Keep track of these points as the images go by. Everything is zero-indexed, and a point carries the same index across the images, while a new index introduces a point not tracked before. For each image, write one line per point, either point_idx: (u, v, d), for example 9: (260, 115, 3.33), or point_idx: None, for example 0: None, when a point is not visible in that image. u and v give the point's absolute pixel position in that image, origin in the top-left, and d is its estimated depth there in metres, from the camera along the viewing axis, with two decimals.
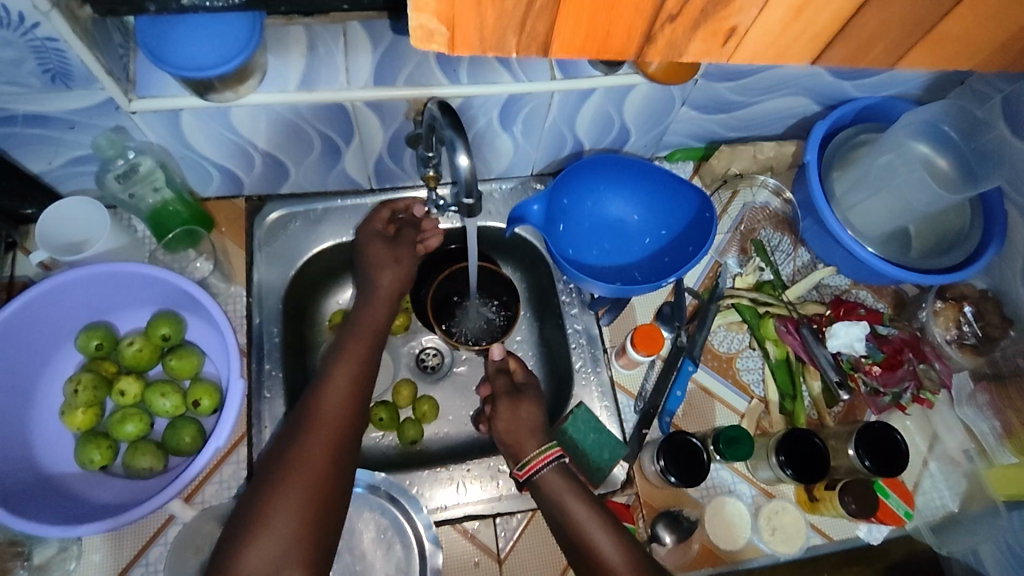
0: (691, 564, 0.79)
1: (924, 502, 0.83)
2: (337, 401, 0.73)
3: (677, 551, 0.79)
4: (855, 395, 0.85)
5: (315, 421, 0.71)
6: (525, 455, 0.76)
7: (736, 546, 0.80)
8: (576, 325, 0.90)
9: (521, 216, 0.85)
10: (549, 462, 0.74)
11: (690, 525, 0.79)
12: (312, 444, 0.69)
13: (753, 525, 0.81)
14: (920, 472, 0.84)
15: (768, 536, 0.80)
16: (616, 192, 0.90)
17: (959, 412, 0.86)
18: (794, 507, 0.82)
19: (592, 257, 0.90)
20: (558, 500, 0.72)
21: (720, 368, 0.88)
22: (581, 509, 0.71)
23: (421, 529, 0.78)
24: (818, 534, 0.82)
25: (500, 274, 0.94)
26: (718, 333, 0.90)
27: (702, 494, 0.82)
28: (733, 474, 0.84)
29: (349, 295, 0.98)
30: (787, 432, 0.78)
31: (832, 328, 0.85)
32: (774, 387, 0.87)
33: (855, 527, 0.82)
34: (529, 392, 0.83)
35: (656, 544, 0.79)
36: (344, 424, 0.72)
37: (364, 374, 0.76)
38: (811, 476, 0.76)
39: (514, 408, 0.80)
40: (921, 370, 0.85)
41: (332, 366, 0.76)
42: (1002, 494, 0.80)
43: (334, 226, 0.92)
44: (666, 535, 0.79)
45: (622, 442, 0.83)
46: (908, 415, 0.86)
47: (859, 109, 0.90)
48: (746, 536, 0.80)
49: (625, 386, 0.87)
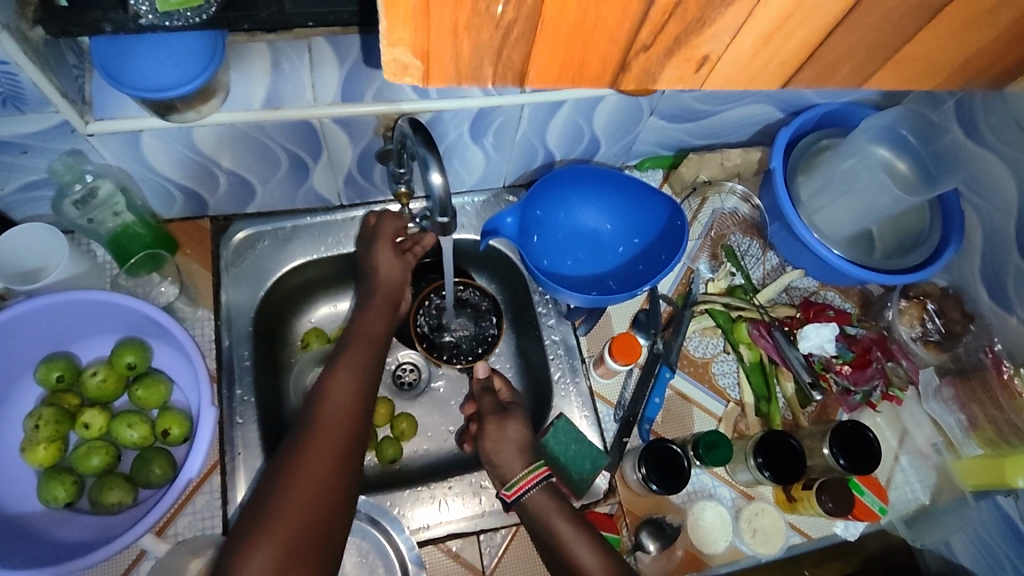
0: (675, 570, 0.80)
1: (896, 496, 0.86)
2: (334, 429, 0.71)
3: (661, 558, 0.79)
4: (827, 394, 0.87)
5: (311, 436, 0.69)
6: (513, 476, 0.75)
7: (717, 551, 0.81)
8: (554, 336, 0.90)
9: (495, 229, 0.85)
10: (537, 482, 0.74)
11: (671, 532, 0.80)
12: (307, 461, 0.67)
13: (734, 527, 0.82)
14: (892, 467, 0.87)
15: (749, 538, 0.81)
16: (589, 202, 0.91)
17: (926, 406, 0.88)
18: (774, 509, 0.83)
19: (567, 268, 0.91)
20: (545, 520, 0.72)
21: (697, 373, 0.89)
22: (566, 527, 0.71)
23: (404, 550, 0.77)
24: (796, 533, 0.84)
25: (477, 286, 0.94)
26: (693, 339, 0.91)
27: (683, 500, 0.83)
28: (713, 478, 0.84)
29: (322, 313, 0.97)
30: (767, 433, 0.79)
31: (803, 330, 0.86)
32: (749, 390, 0.88)
33: (832, 524, 0.84)
34: (515, 412, 0.82)
35: (640, 552, 0.79)
36: (338, 448, 0.70)
37: (359, 399, 0.74)
38: (787, 476, 0.77)
39: (502, 429, 0.79)
40: (889, 368, 0.88)
41: (330, 381, 0.74)
42: (969, 484, 0.81)
43: (304, 244, 0.91)
44: (648, 543, 0.79)
45: (603, 451, 0.83)
46: (878, 412, 0.89)
47: (821, 115, 0.92)
48: (727, 540, 0.81)
49: (604, 395, 0.88)
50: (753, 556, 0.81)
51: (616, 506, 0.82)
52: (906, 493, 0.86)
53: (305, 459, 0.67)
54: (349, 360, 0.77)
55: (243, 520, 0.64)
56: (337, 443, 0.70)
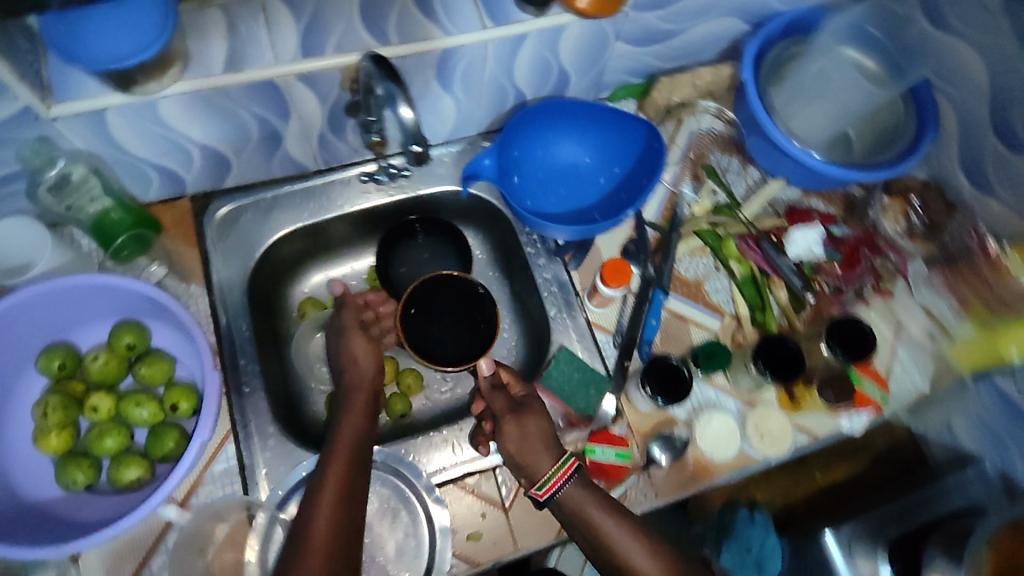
0: (687, 481, 0.80)
1: (898, 387, 0.85)
2: (341, 452, 0.73)
3: (672, 471, 0.80)
4: (819, 297, 0.87)
5: (324, 461, 0.71)
6: (542, 474, 0.74)
7: (725, 457, 0.81)
8: (546, 275, 0.91)
9: (474, 172, 0.86)
10: (569, 476, 0.73)
11: (679, 443, 0.80)
12: (325, 485, 0.69)
13: (741, 434, 0.82)
14: (891, 360, 0.86)
15: (756, 442, 0.81)
16: (565, 135, 0.91)
17: (919, 298, 0.88)
18: (779, 411, 0.83)
19: (550, 204, 0.91)
20: (582, 514, 0.72)
21: (690, 294, 0.89)
22: (625, 544, 0.70)
23: (424, 493, 0.79)
24: (804, 434, 0.83)
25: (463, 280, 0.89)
26: (684, 260, 0.91)
27: (689, 413, 0.83)
28: (717, 390, 0.84)
29: (315, 281, 0.98)
30: (767, 336, 0.80)
31: (790, 236, 0.88)
32: (743, 302, 0.88)
33: (838, 420, 0.83)
34: (529, 407, 0.80)
35: (651, 467, 0.80)
36: (350, 469, 0.71)
37: (361, 427, 0.77)
38: (791, 372, 0.78)
39: (522, 424, 0.77)
40: (879, 264, 0.89)
41: (338, 421, 0.77)
42: (966, 366, 0.82)
43: (286, 212, 0.90)
44: (657, 455, 0.80)
45: (606, 377, 0.84)
46: (872, 308, 0.88)
47: (786, 24, 0.89)
48: (736, 446, 0.81)
49: (601, 324, 0.88)
50: (759, 458, 0.81)
51: (624, 426, 0.82)
52: (907, 381, 0.86)
53: (321, 486, 0.69)
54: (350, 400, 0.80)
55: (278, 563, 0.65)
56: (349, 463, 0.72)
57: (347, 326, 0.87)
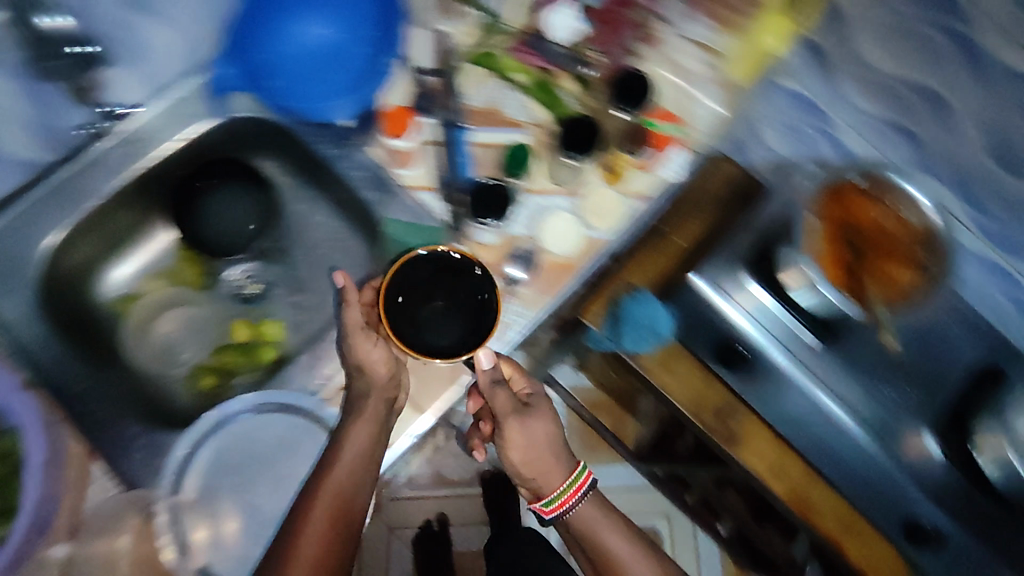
0: (550, 285, 0.82)
1: (697, 120, 0.89)
2: (338, 483, 0.72)
3: (533, 282, 0.81)
4: (599, 68, 0.86)
5: (320, 487, 0.71)
6: (548, 491, 0.81)
7: (573, 247, 0.82)
8: (346, 161, 0.85)
9: (222, 89, 0.81)
10: (582, 496, 0.82)
11: (529, 255, 0.81)
12: (309, 523, 0.71)
13: (581, 221, 0.83)
14: (683, 99, 0.89)
15: (596, 223, 0.83)
16: (302, 15, 0.79)
17: (684, 33, 0.90)
18: (605, 187, 0.84)
19: (321, 96, 0.81)
20: (591, 535, 0.83)
21: (488, 121, 0.86)
22: (614, 538, 0.83)
23: (317, 412, 0.77)
24: (634, 198, 0.85)
25: (459, 279, 0.76)
26: (468, 93, 0.86)
27: (529, 225, 0.82)
28: (548, 196, 0.84)
29: (121, 275, 0.88)
30: (564, 121, 0.82)
31: (549, 24, 0.85)
32: (541, 107, 0.86)
33: (658, 173, 0.86)
34: (534, 408, 0.83)
35: (514, 287, 0.81)
36: (341, 497, 0.72)
37: (374, 434, 0.73)
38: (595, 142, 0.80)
39: (527, 430, 0.80)
40: (638, 16, 0.89)
41: (342, 433, 0.73)
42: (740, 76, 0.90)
43: (44, 219, 0.77)
44: (512, 273, 0.81)
45: (441, 227, 0.83)
46: (651, 61, 0.89)
47: None
48: (581, 233, 0.83)
49: (419, 185, 0.84)
50: (602, 236, 0.84)
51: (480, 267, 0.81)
52: (706, 112, 0.90)
53: (303, 526, 0.71)
54: (361, 403, 0.73)
55: None
56: (337, 509, 0.72)
57: (357, 333, 0.75)
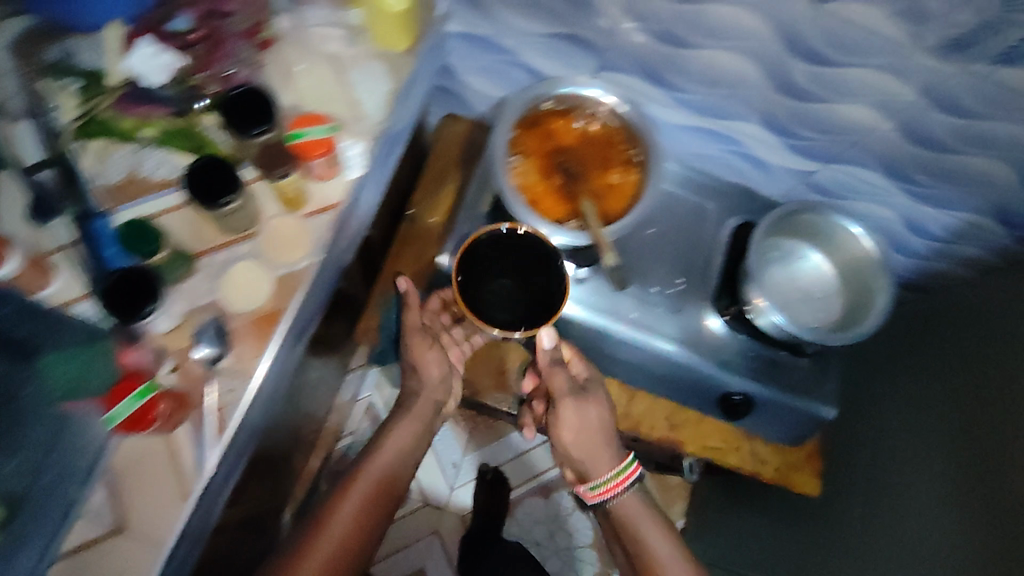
0: (259, 346, 0.72)
1: (368, 105, 0.80)
2: (328, 538, 0.75)
3: (236, 353, 0.72)
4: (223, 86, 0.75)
5: (305, 548, 0.74)
6: (597, 478, 0.83)
7: (266, 296, 0.73)
8: None
9: None
10: (626, 488, 0.83)
11: (216, 323, 0.71)
12: (299, 571, 0.72)
13: (269, 264, 0.74)
14: (339, 90, 0.80)
15: (283, 260, 0.74)
16: None
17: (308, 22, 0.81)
18: (281, 217, 0.75)
19: None
20: (636, 524, 0.81)
21: (133, 192, 0.74)
22: (664, 548, 0.79)
23: None
24: (320, 213, 0.77)
25: (520, 257, 0.79)
26: (99, 171, 0.74)
27: (211, 293, 0.73)
28: (227, 248, 0.75)
29: None
30: (194, 163, 0.68)
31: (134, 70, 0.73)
32: (187, 156, 0.75)
33: (335, 179, 0.78)
34: (591, 392, 0.88)
35: (215, 367, 0.71)
36: (333, 558, 0.74)
37: (372, 488, 0.80)
38: (237, 180, 0.66)
39: (581, 413, 0.86)
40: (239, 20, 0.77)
41: (340, 494, 0.79)
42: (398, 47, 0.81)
43: None
44: (200, 353, 0.70)
45: (108, 332, 0.68)
46: (292, 61, 0.80)
47: None
48: (272, 277, 0.74)
49: (70, 297, 0.70)
50: (293, 271, 0.74)
51: (173, 357, 0.71)
52: (373, 94, 0.81)
53: None
54: (367, 469, 0.82)
55: None
56: (383, 482, 0.81)
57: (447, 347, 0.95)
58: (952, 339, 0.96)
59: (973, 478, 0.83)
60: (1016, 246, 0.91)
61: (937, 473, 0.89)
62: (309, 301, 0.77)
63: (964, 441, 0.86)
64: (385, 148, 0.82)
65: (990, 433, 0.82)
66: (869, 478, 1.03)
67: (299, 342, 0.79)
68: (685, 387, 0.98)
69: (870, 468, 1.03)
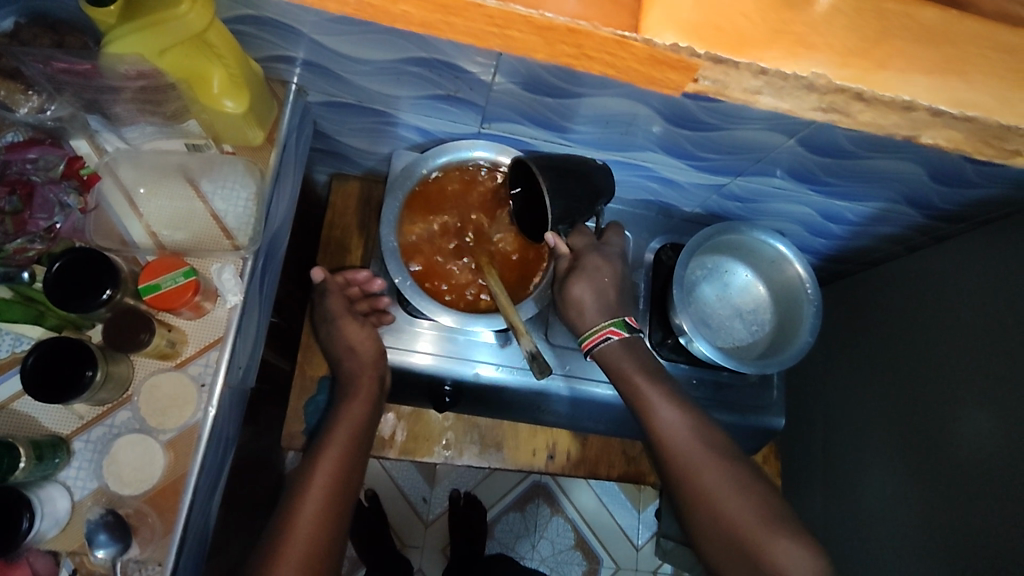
0: (166, 521, 0.63)
1: (233, 219, 0.72)
2: (323, 474, 0.75)
3: (144, 540, 0.62)
4: (48, 240, 0.65)
5: (306, 479, 0.74)
6: (583, 330, 0.80)
7: (161, 465, 0.64)
8: None
9: None
10: (600, 340, 0.79)
11: (108, 515, 0.62)
12: (304, 502, 0.72)
13: (160, 427, 0.65)
14: (193, 207, 0.72)
15: (173, 420, 0.65)
16: None
17: (138, 140, 0.71)
18: (162, 370, 0.67)
19: None
20: (621, 371, 0.78)
21: None
22: (707, 479, 0.73)
23: None
24: (206, 351, 0.68)
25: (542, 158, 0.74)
26: None
27: (98, 475, 0.65)
28: (101, 420, 0.66)
29: None
30: (32, 353, 0.60)
31: None
32: (31, 325, 0.65)
33: (214, 309, 0.69)
34: (580, 267, 0.79)
35: (122, 560, 0.62)
36: (338, 476, 0.75)
37: (351, 439, 0.79)
38: (89, 354, 0.60)
39: (573, 291, 0.79)
40: (48, 158, 0.66)
41: (324, 440, 0.79)
42: (259, 137, 0.72)
43: None
44: (100, 552, 0.62)
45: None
46: (131, 184, 0.71)
47: None
48: (168, 438, 0.65)
49: None
50: (185, 429, 0.65)
51: (69, 560, 0.63)
52: (234, 204, 0.72)
53: (294, 524, 0.70)
54: (345, 415, 0.81)
55: (275, 519, 0.72)
56: (334, 489, 0.74)
57: (342, 306, 0.86)
58: (877, 320, 1.01)
59: (919, 459, 0.88)
60: (929, 223, 0.90)
61: (884, 450, 0.95)
62: (218, 448, 0.68)
63: (905, 420, 0.92)
64: (262, 261, 0.73)
65: (927, 415, 0.88)
66: (825, 457, 1.08)
67: (216, 490, 0.70)
68: (636, 424, 0.95)
69: (822, 447, 1.08)
